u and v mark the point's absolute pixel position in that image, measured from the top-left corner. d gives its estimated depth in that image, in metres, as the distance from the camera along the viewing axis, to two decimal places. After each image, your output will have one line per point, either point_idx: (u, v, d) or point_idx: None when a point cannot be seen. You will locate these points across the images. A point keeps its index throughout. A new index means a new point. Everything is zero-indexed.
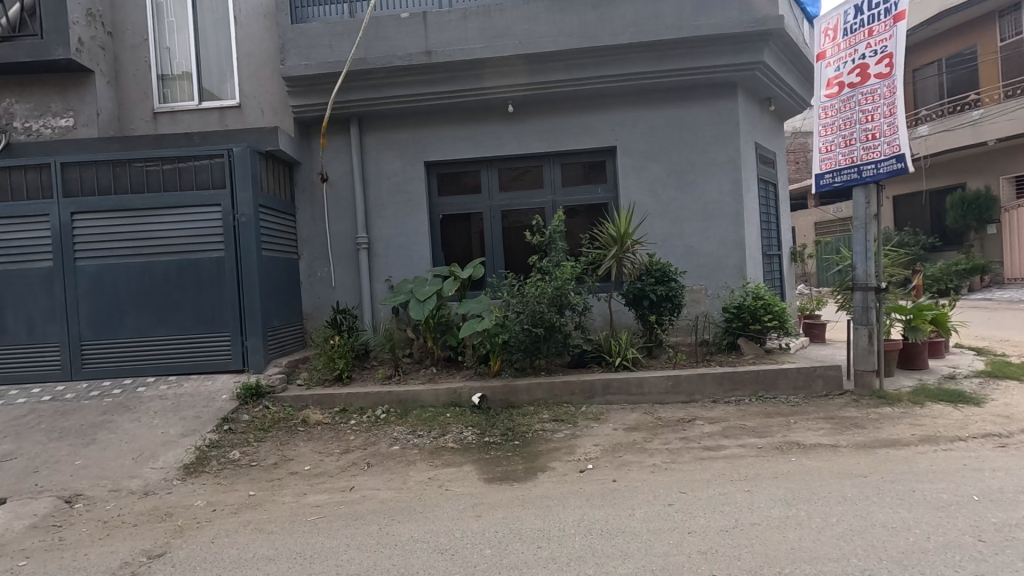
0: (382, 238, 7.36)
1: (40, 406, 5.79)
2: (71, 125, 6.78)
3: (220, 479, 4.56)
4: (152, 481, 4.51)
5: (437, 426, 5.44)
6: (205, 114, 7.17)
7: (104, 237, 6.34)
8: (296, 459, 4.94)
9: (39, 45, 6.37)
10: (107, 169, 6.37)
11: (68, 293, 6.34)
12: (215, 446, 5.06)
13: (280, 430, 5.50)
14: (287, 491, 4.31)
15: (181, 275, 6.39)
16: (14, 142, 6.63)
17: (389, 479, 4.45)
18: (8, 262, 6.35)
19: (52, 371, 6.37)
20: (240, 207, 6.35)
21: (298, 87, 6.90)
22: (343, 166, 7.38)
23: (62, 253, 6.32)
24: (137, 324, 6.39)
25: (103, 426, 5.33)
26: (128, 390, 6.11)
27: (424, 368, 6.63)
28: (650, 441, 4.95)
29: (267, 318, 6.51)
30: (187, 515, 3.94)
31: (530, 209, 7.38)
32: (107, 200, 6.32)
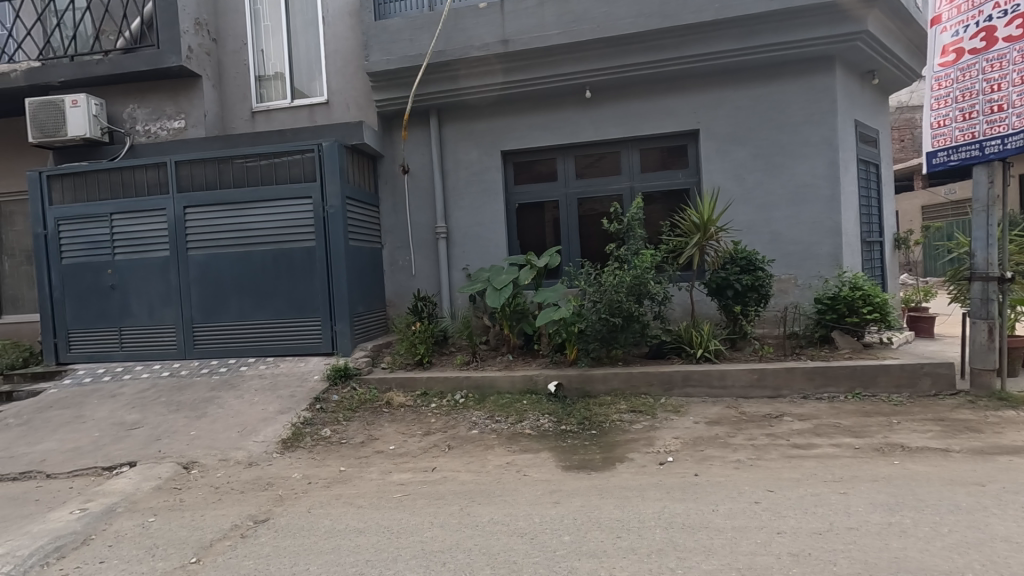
0: (460, 227, 7.52)
1: (160, 382, 6.46)
2: (182, 126, 7.43)
3: (314, 454, 4.89)
4: (254, 453, 4.91)
5: (514, 413, 5.52)
6: (297, 111, 7.60)
7: (211, 229, 6.92)
8: (382, 438, 5.20)
9: (156, 54, 7.02)
10: (213, 166, 6.94)
11: (181, 280, 6.99)
12: (309, 423, 5.43)
13: (366, 410, 5.81)
14: (373, 468, 4.55)
15: (277, 264, 6.85)
16: (136, 144, 7.36)
17: (469, 461, 4.59)
18: (132, 252, 7.09)
19: (169, 350, 7.07)
20: (329, 199, 6.69)
21: (380, 82, 7.15)
22: (423, 158, 7.58)
23: (176, 244, 6.97)
24: (239, 309, 6.93)
25: (212, 401, 5.86)
26: (233, 369, 6.67)
27: (500, 355, 6.72)
28: (734, 436, 4.77)
29: (353, 305, 6.86)
30: (285, 485, 4.27)
31: (607, 196, 7.26)
32: (213, 195, 6.88)
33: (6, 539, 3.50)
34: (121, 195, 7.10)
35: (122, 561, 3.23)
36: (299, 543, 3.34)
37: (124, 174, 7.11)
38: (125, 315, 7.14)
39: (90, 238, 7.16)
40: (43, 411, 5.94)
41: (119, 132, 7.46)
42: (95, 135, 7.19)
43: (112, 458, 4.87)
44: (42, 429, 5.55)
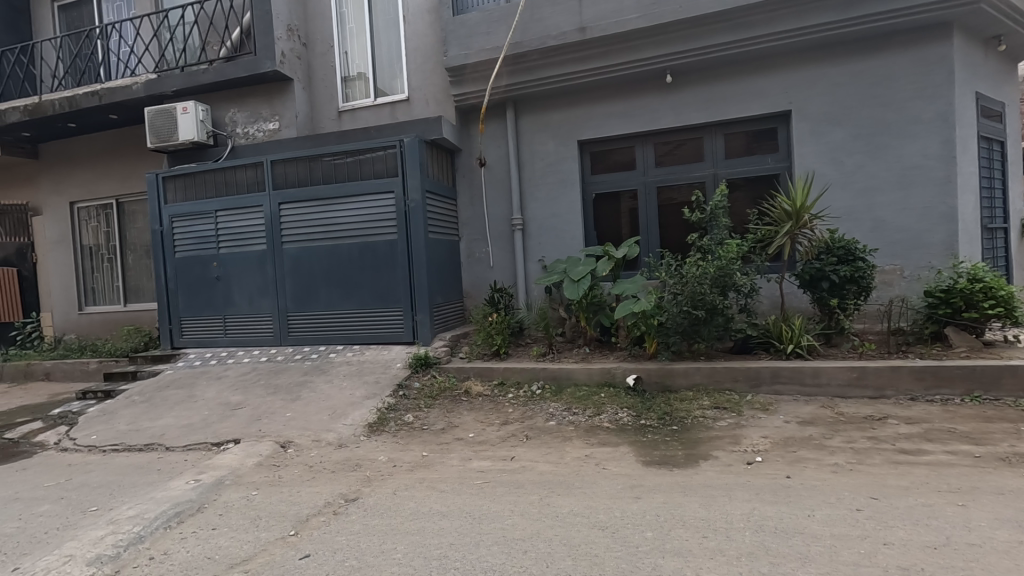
0: (536, 219, 7.52)
1: (259, 366, 6.97)
2: (276, 128, 7.91)
3: (398, 439, 5.09)
4: (344, 435, 5.18)
5: (592, 405, 5.47)
6: (379, 109, 7.87)
7: (302, 224, 7.35)
8: (462, 426, 5.32)
9: (253, 60, 7.53)
10: (304, 164, 7.35)
11: (277, 272, 7.48)
12: (392, 409, 5.65)
13: (446, 398, 5.97)
14: (454, 455, 4.67)
15: (362, 256, 7.16)
16: (237, 145, 7.95)
17: (547, 452, 4.59)
18: (235, 246, 7.68)
19: (266, 337, 7.61)
20: (410, 193, 6.90)
21: (458, 77, 7.27)
22: (499, 150, 7.63)
23: (272, 238, 7.47)
24: (328, 299, 7.33)
25: (305, 385, 6.25)
26: (323, 355, 7.07)
27: (576, 347, 6.67)
28: (830, 438, 4.46)
29: (433, 296, 7.05)
30: (373, 467, 4.48)
31: (688, 184, 6.99)
32: (304, 191, 7.30)
33: (135, 503, 3.92)
34: (224, 194, 7.70)
35: (231, 529, 3.51)
36: (386, 522, 3.49)
37: (227, 174, 7.70)
38: (228, 304, 7.75)
39: (198, 234, 7.83)
40: (161, 390, 6.58)
41: (222, 135, 8.07)
42: (202, 138, 7.81)
43: (220, 434, 5.31)
44: (161, 406, 6.16)
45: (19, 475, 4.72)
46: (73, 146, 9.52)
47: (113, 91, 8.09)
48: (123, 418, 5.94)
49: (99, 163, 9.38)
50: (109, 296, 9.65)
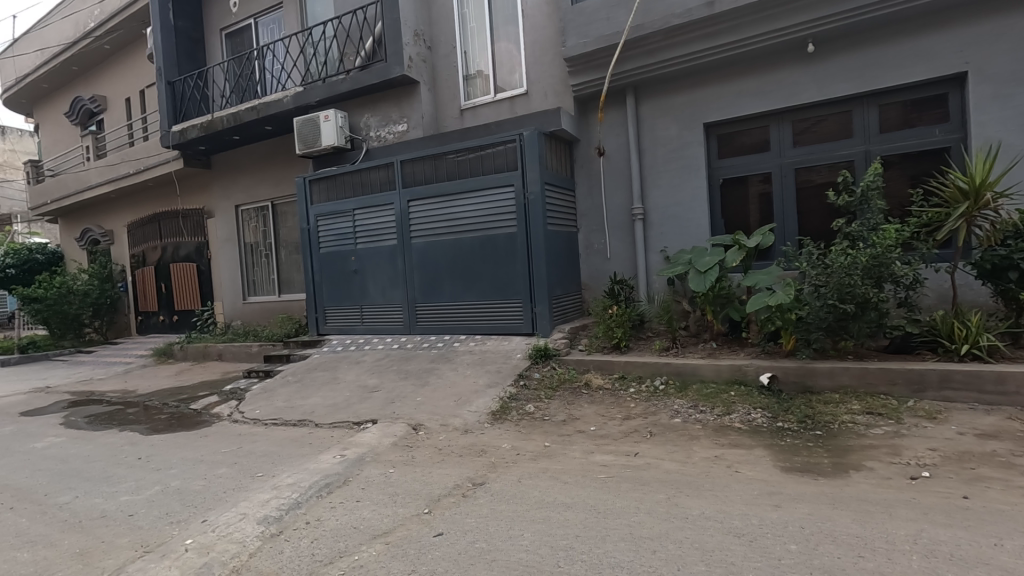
0: (658, 207, 7.22)
1: (392, 353, 7.48)
2: (405, 129, 8.39)
3: (521, 427, 5.19)
4: (469, 421, 5.40)
5: (721, 404, 5.16)
6: (499, 105, 8.02)
7: (428, 219, 7.75)
8: (583, 419, 5.29)
9: (385, 67, 8.07)
10: (429, 163, 7.74)
11: (406, 265, 7.98)
12: (514, 398, 5.78)
13: (566, 390, 5.98)
14: (576, 447, 4.65)
15: (484, 249, 7.39)
16: (371, 148, 8.57)
17: (673, 451, 4.41)
18: (369, 241, 8.30)
19: (397, 326, 8.16)
20: (530, 186, 6.97)
21: (577, 66, 7.18)
22: (619, 138, 7.44)
23: (402, 233, 7.96)
24: (452, 290, 7.65)
25: (433, 372, 6.60)
26: (448, 344, 7.41)
27: (702, 342, 6.33)
28: (1021, 456, 3.79)
29: (552, 288, 7.08)
30: (497, 454, 4.61)
31: (834, 163, 6.31)
32: (430, 188, 7.69)
33: (293, 472, 4.40)
34: (360, 194, 8.35)
35: (373, 502, 3.81)
36: (512, 509, 3.57)
37: (362, 176, 8.34)
38: (364, 295, 8.40)
39: (338, 231, 8.58)
40: (310, 372, 7.33)
41: (358, 138, 8.73)
42: (341, 143, 8.52)
43: (360, 415, 5.78)
44: (310, 386, 6.87)
45: (203, 441, 5.52)
46: (237, 156, 10.87)
47: (268, 105, 9.11)
48: (280, 396, 6.71)
49: (258, 170, 10.63)
50: (266, 287, 10.93)
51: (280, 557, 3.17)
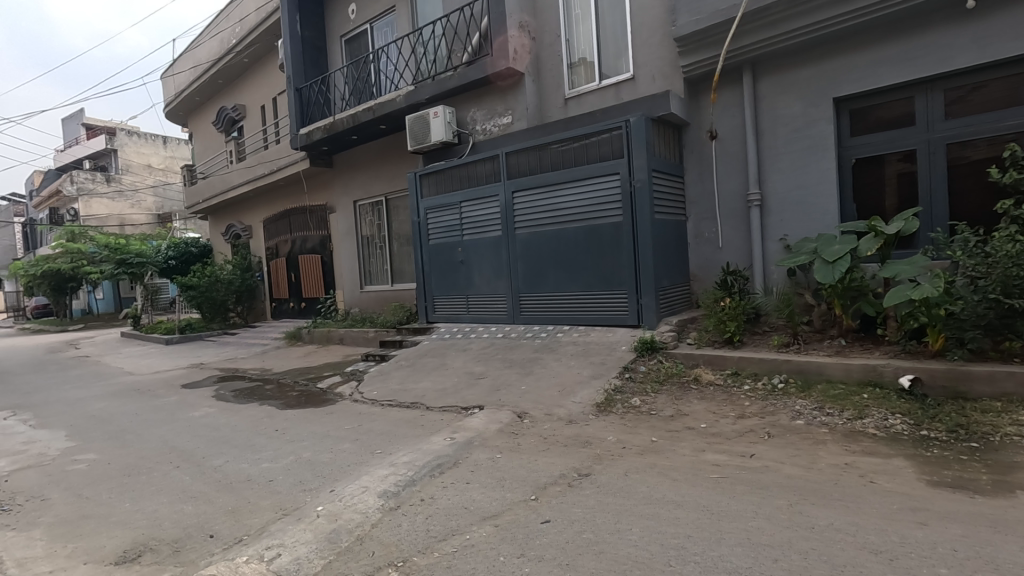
0: (777, 192, 6.69)
1: (496, 341, 7.66)
2: (509, 121, 8.50)
3: (626, 421, 5.09)
4: (573, 411, 5.40)
5: (851, 407, 4.71)
6: (604, 91, 7.86)
7: (532, 210, 7.80)
8: (692, 415, 5.08)
9: (491, 61, 8.21)
10: (534, 153, 7.78)
11: (510, 255, 8.12)
12: (619, 391, 5.68)
13: (673, 384, 5.78)
14: (685, 444, 4.47)
15: (588, 239, 7.31)
16: (477, 142, 8.78)
17: (795, 455, 4.09)
18: (475, 233, 8.54)
19: (502, 316, 8.34)
20: (636, 173, 6.77)
21: (688, 46, 6.83)
22: (734, 119, 6.98)
23: (506, 224, 8.10)
24: (555, 281, 7.67)
25: (537, 362, 6.66)
26: (551, 334, 7.44)
27: (828, 339, 5.79)
28: None
29: (659, 279, 6.84)
30: (603, 446, 4.56)
31: (996, 136, 5.46)
32: (534, 179, 7.73)
33: (408, 451, 4.67)
34: (467, 186, 8.60)
35: (482, 485, 3.94)
36: (620, 502, 3.51)
37: (469, 169, 8.59)
38: (470, 285, 8.67)
39: (446, 224, 8.91)
40: (421, 357, 7.72)
41: (464, 133, 8.98)
42: (449, 138, 8.82)
43: (467, 400, 6.00)
44: (421, 371, 7.24)
45: (328, 417, 6.03)
46: (355, 154, 11.65)
47: (383, 105, 9.66)
48: (395, 379, 7.14)
49: (373, 167, 11.32)
50: (381, 277, 11.64)
51: (399, 529, 3.37)
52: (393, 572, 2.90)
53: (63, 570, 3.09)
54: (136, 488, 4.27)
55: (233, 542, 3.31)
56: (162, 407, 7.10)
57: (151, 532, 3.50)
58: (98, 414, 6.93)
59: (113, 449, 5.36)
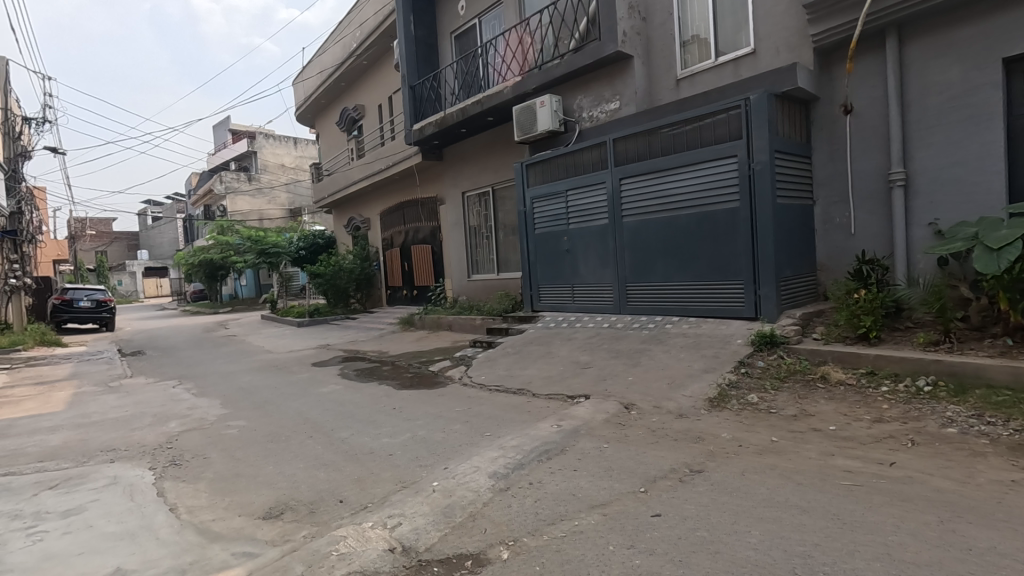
0: (926, 171, 5.92)
1: (602, 331, 7.57)
2: (617, 107, 8.29)
3: (742, 418, 4.81)
4: (684, 405, 5.20)
5: (1019, 417, 4.07)
6: (721, 69, 7.39)
7: (641, 197, 7.59)
8: (818, 416, 4.68)
9: (599, 46, 8.06)
10: (643, 138, 7.55)
11: (617, 244, 7.97)
12: (734, 386, 5.37)
13: (797, 382, 5.37)
14: (811, 446, 4.13)
15: (701, 226, 6.97)
16: (583, 129, 8.68)
17: (946, 467, 3.62)
18: (581, 221, 8.48)
19: (608, 305, 8.22)
20: (756, 154, 6.33)
21: (819, 12, 6.22)
22: (874, 90, 6.26)
23: (614, 212, 7.95)
24: (665, 270, 7.40)
25: (644, 353, 6.49)
26: (659, 325, 7.21)
27: (990, 339, 5.04)
28: None
29: (781, 268, 6.36)
30: (717, 443, 4.35)
31: None
32: (643, 164, 7.50)
33: (516, 435, 4.78)
34: (573, 175, 8.56)
35: (589, 474, 3.93)
36: (736, 502, 3.34)
37: (575, 157, 8.53)
38: (576, 275, 8.64)
39: (552, 213, 8.94)
40: (527, 345, 7.84)
41: (571, 121, 8.90)
42: (555, 127, 8.81)
43: (573, 389, 6.01)
44: (527, 358, 7.35)
45: (440, 399, 6.33)
46: (463, 147, 12.02)
47: (491, 97, 9.87)
48: (502, 365, 7.33)
49: (481, 159, 11.62)
50: (487, 266, 11.94)
51: (509, 510, 3.47)
52: (504, 550, 2.99)
53: (223, 519, 3.55)
54: (276, 454, 4.78)
55: (359, 508, 3.61)
56: (297, 382, 7.89)
57: (290, 493, 3.90)
58: (245, 386, 7.85)
59: (258, 417, 6.05)
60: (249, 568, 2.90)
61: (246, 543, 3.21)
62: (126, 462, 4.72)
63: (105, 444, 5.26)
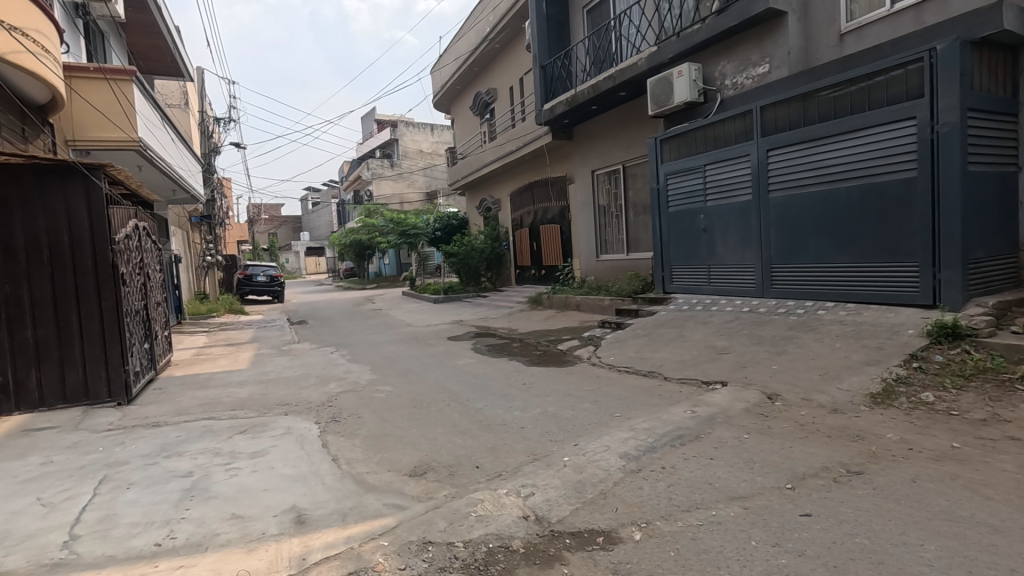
0: None
1: (743, 315, 7.07)
2: (766, 70, 7.54)
3: (913, 419, 4.22)
4: (839, 400, 4.70)
5: None
6: (898, 17, 6.29)
7: (792, 169, 6.90)
8: (1017, 423, 3.95)
9: (745, 5, 7.37)
10: (797, 104, 6.84)
11: (762, 222, 7.35)
12: (903, 382, 4.72)
13: (987, 381, 4.55)
14: (1006, 458, 3.50)
15: (866, 201, 6.18)
16: (726, 98, 8.05)
17: None
18: (721, 198, 7.96)
19: (750, 288, 7.66)
20: (942, 115, 5.41)
21: None
22: None
23: (759, 187, 7.33)
24: (819, 250, 6.70)
25: (792, 340, 5.96)
26: (810, 311, 6.55)
27: None
28: None
29: (969, 248, 5.42)
30: (880, 443, 3.87)
31: None
32: (796, 133, 6.80)
33: (647, 418, 4.67)
34: (713, 147, 8.02)
35: (727, 464, 3.72)
36: (905, 512, 2.95)
37: (716, 129, 7.98)
38: (713, 255, 8.16)
39: (688, 189, 8.49)
40: (658, 327, 7.58)
41: (712, 90, 8.29)
42: (693, 98, 8.29)
43: (709, 374, 5.72)
44: (659, 340, 7.12)
45: (569, 377, 6.39)
46: (594, 125, 11.80)
47: (624, 71, 9.54)
48: (632, 347, 7.18)
49: (612, 136, 11.33)
50: (617, 246, 11.69)
51: (641, 492, 3.42)
52: (637, 531, 2.96)
53: (376, 472, 3.93)
54: (419, 418, 5.18)
55: (494, 475, 3.79)
56: (435, 354, 8.45)
57: (432, 455, 4.21)
58: (390, 356, 8.58)
59: (402, 384, 6.60)
60: (399, 518, 3.19)
61: (395, 496, 3.53)
62: (296, 416, 5.42)
63: (280, 399, 6.09)
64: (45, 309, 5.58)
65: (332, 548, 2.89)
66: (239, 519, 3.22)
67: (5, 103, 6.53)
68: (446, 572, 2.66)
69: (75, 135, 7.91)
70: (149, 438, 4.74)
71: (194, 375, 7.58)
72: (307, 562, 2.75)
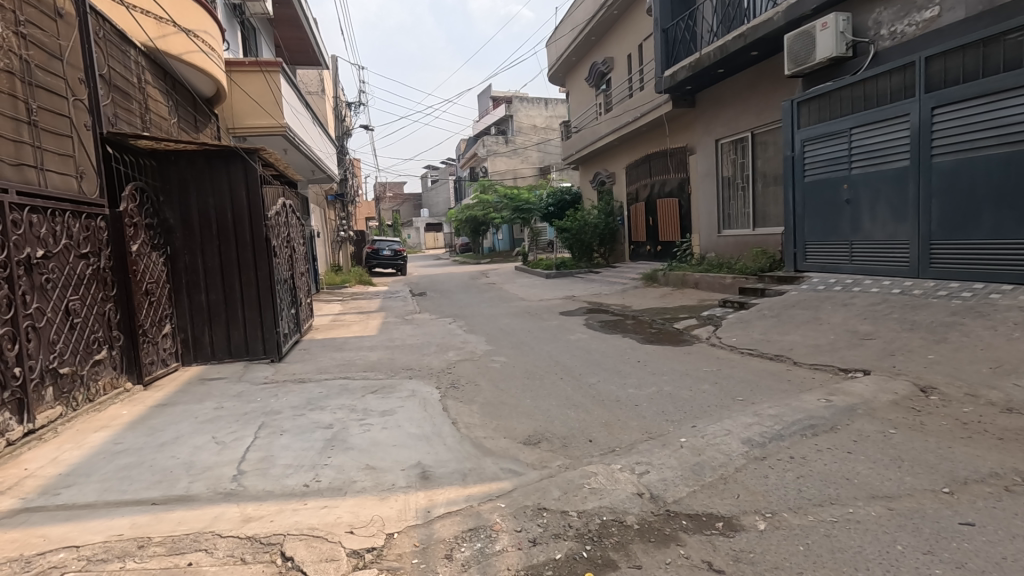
0: None
1: (892, 297, 6.29)
2: (936, 14, 6.38)
3: None
4: (1016, 398, 4.04)
5: None
6: None
7: (963, 129, 5.94)
8: None
9: None
10: (975, 52, 5.85)
11: (921, 191, 6.44)
12: None
13: None
14: None
15: None
16: (881, 51, 7.04)
17: None
18: (871, 165, 7.07)
19: (903, 267, 6.78)
20: None
21: None
22: None
23: (919, 151, 6.41)
24: (996, 224, 5.73)
25: (955, 327, 5.21)
26: (979, 294, 5.65)
27: None
28: None
29: None
30: None
31: None
32: (972, 86, 5.82)
33: (774, 404, 4.38)
34: (862, 108, 7.13)
35: (869, 460, 3.37)
36: None
37: (868, 86, 7.07)
38: (858, 229, 7.33)
39: (830, 156, 7.66)
40: (789, 308, 7.00)
41: (864, 42, 7.28)
42: (840, 52, 7.38)
43: (847, 361, 5.20)
44: (789, 322, 6.58)
45: (686, 357, 6.16)
46: (721, 90, 10.98)
47: (757, 29, 8.76)
48: (757, 328, 6.73)
49: (741, 100, 10.47)
50: (742, 220, 10.91)
51: (765, 481, 3.22)
52: (761, 521, 2.80)
53: (493, 438, 4.10)
54: (533, 389, 5.31)
55: (608, 450, 3.78)
56: (548, 328, 8.55)
57: (546, 426, 4.30)
58: (504, 328, 8.84)
59: (517, 355, 6.79)
60: (515, 483, 3.32)
61: (511, 462, 3.66)
62: (419, 380, 5.80)
63: (406, 364, 6.54)
64: (215, 277, 6.45)
65: (454, 504, 3.08)
66: (373, 469, 3.54)
67: (184, 97, 7.50)
68: (560, 539, 2.72)
69: (235, 124, 8.93)
70: (297, 392, 5.35)
71: (332, 338, 8.38)
72: (431, 515, 2.96)
